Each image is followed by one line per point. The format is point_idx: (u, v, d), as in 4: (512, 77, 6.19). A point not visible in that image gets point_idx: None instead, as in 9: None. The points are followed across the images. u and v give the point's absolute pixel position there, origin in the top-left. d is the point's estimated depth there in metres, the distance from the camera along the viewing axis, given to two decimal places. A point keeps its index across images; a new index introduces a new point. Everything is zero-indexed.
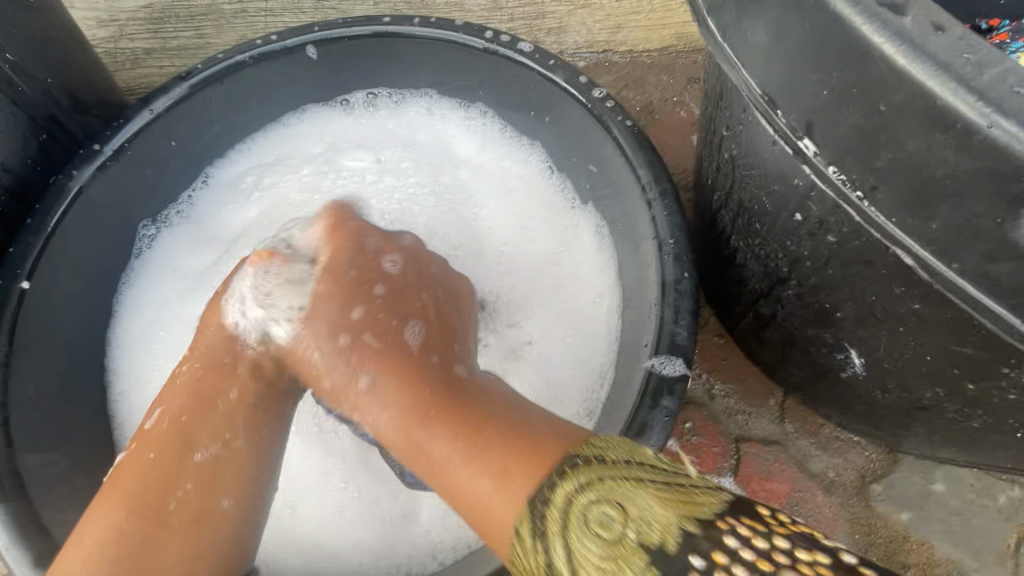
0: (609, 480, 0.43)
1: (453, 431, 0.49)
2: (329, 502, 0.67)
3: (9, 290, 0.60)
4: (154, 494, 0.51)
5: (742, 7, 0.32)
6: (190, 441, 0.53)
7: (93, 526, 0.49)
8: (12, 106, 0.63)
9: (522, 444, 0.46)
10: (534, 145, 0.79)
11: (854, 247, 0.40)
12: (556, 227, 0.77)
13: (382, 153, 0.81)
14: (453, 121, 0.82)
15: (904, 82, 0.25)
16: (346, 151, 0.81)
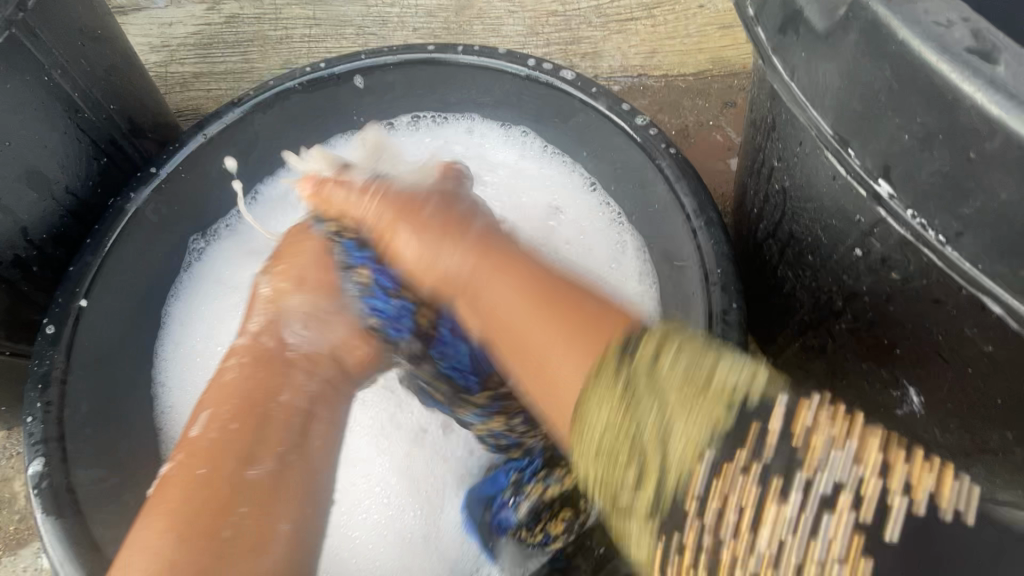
0: (684, 361, 0.37)
1: (538, 304, 0.47)
2: (375, 518, 0.68)
3: (69, 308, 0.62)
4: (205, 518, 0.46)
5: (813, 48, 0.32)
6: (244, 455, 0.50)
7: (138, 554, 0.44)
8: (79, 132, 0.66)
9: (599, 315, 0.45)
10: (577, 164, 0.79)
11: (920, 286, 0.39)
12: (600, 236, 0.76)
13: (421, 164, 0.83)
14: (493, 136, 0.83)
15: (998, 130, 0.24)
16: None
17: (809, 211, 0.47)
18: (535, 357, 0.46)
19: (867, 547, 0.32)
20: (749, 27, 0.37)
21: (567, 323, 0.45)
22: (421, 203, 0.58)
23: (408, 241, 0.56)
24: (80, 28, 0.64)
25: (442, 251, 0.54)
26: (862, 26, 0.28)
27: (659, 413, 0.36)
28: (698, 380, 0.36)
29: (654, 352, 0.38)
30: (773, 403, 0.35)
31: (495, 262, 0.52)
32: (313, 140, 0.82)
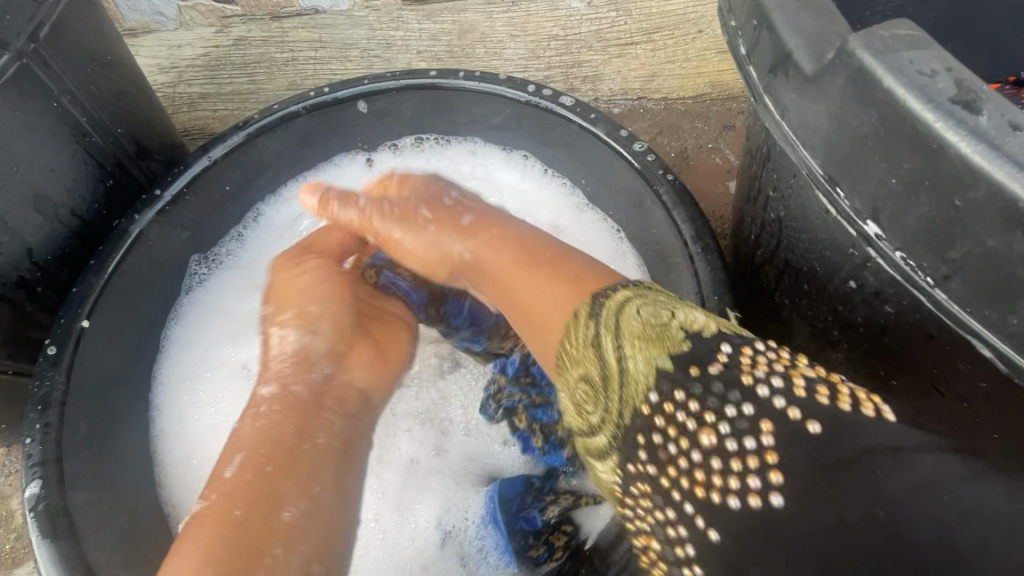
0: (646, 310, 0.44)
1: (524, 261, 0.56)
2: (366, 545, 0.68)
3: (71, 329, 0.63)
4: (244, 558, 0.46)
5: (801, 90, 0.33)
6: (278, 499, 0.50)
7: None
8: (86, 155, 0.67)
9: (589, 273, 0.51)
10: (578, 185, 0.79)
11: (914, 320, 0.39)
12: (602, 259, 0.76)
13: None
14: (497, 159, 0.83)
15: (980, 179, 0.25)
16: None
17: (804, 241, 0.48)
18: (532, 316, 0.53)
19: (811, 458, 0.36)
20: (741, 66, 0.38)
21: (539, 266, 0.54)
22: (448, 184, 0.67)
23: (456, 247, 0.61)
24: (91, 55, 0.66)
25: (441, 239, 0.63)
26: (848, 71, 0.29)
27: (621, 343, 0.44)
28: (658, 318, 0.43)
29: (629, 296, 0.46)
30: (718, 344, 0.42)
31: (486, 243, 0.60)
32: (317, 161, 0.83)
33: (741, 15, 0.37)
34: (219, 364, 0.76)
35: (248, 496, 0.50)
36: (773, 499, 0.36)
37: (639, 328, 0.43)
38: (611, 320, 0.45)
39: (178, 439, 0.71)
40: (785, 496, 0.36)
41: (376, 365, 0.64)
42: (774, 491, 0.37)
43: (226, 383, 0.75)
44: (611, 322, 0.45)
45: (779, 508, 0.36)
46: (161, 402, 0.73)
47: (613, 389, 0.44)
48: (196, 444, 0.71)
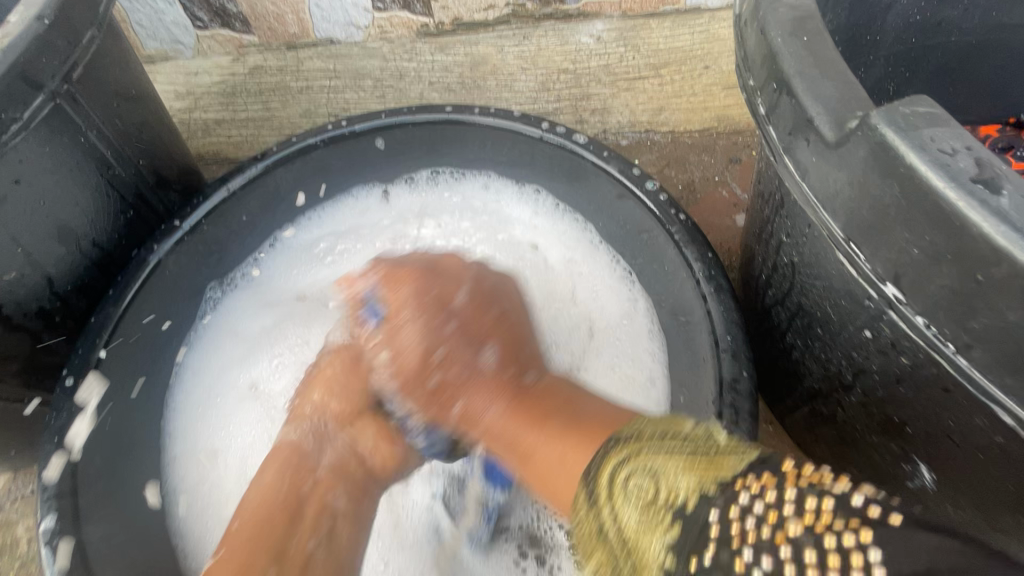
0: (634, 484, 0.43)
1: (539, 430, 0.55)
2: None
3: (88, 360, 0.64)
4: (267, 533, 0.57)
5: (821, 155, 0.34)
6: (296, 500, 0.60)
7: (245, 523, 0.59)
8: (109, 187, 0.68)
9: (599, 420, 0.52)
10: (586, 219, 0.80)
11: (929, 373, 0.40)
12: (619, 297, 0.76)
13: (441, 217, 0.86)
14: (509, 193, 0.84)
15: (1003, 260, 0.26)
16: (413, 223, 0.86)
17: (818, 287, 0.48)
18: (544, 482, 0.52)
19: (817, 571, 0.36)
20: (760, 123, 0.40)
21: (581, 433, 0.51)
22: (488, 302, 0.67)
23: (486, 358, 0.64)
24: (118, 91, 0.68)
25: (449, 342, 0.64)
26: (870, 143, 0.30)
27: (620, 526, 0.43)
28: (647, 495, 0.42)
29: (626, 460, 0.44)
30: (707, 514, 0.39)
31: (514, 406, 0.59)
32: (334, 191, 0.84)
33: (760, 76, 0.39)
34: (228, 387, 0.77)
35: (250, 541, 0.55)
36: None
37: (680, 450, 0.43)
38: (623, 498, 0.43)
39: (190, 463, 0.71)
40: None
41: (382, 438, 0.67)
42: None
43: (234, 409, 0.76)
44: (624, 500, 0.43)
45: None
46: (171, 429, 0.72)
47: (657, 514, 0.41)
48: (209, 469, 0.72)
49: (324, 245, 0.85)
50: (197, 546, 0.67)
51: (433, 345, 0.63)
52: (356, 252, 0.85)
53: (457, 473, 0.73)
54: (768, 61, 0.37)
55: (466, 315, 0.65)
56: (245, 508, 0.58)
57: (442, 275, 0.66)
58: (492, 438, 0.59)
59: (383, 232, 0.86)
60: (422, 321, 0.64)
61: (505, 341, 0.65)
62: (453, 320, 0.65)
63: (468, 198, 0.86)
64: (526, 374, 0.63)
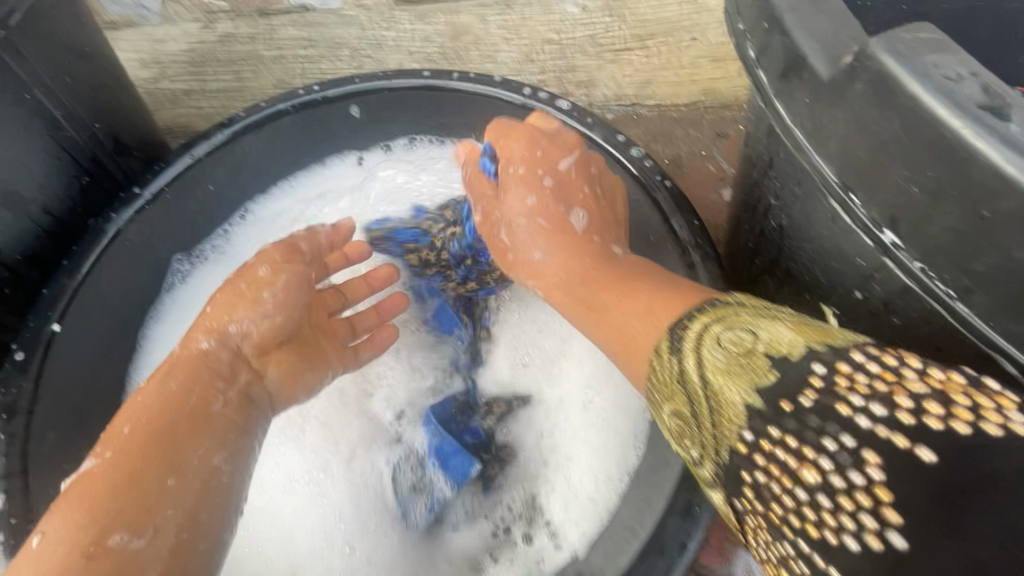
0: (728, 336, 0.43)
1: (618, 288, 0.57)
2: (335, 561, 0.66)
3: (40, 334, 0.60)
4: (160, 430, 0.52)
5: (817, 95, 0.32)
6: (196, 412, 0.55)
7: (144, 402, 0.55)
8: (60, 150, 0.64)
9: (675, 292, 0.52)
10: None
11: (923, 332, 0.38)
12: None
13: (418, 175, 0.82)
14: None
15: (1013, 191, 0.24)
16: (382, 185, 0.82)
17: (808, 251, 0.46)
18: (611, 334, 0.55)
19: (928, 489, 0.32)
20: (749, 69, 0.37)
21: (626, 283, 0.58)
22: (580, 178, 0.66)
23: (541, 241, 0.65)
24: (67, 46, 0.63)
25: (535, 213, 0.66)
26: (870, 76, 0.28)
27: (705, 371, 0.43)
28: (743, 345, 0.42)
29: (721, 322, 0.45)
30: (810, 365, 0.38)
31: (588, 269, 0.61)
32: (306, 160, 0.80)
33: (750, 18, 0.36)
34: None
35: (138, 449, 0.51)
36: (890, 534, 0.32)
37: (787, 316, 0.43)
38: (712, 344, 0.43)
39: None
40: (907, 536, 0.32)
41: (295, 373, 0.64)
42: (892, 531, 0.32)
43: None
44: (711, 346, 0.43)
45: (901, 548, 0.32)
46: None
47: (755, 363, 0.40)
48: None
49: (296, 214, 0.81)
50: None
51: (536, 214, 0.66)
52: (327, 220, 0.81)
53: (415, 447, 0.70)
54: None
55: (568, 180, 0.66)
56: (140, 414, 0.53)
57: (551, 141, 0.66)
58: (549, 285, 0.64)
59: (355, 198, 0.82)
60: (516, 177, 0.66)
61: (591, 211, 0.65)
62: (554, 179, 0.66)
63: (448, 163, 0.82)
64: (604, 244, 0.64)
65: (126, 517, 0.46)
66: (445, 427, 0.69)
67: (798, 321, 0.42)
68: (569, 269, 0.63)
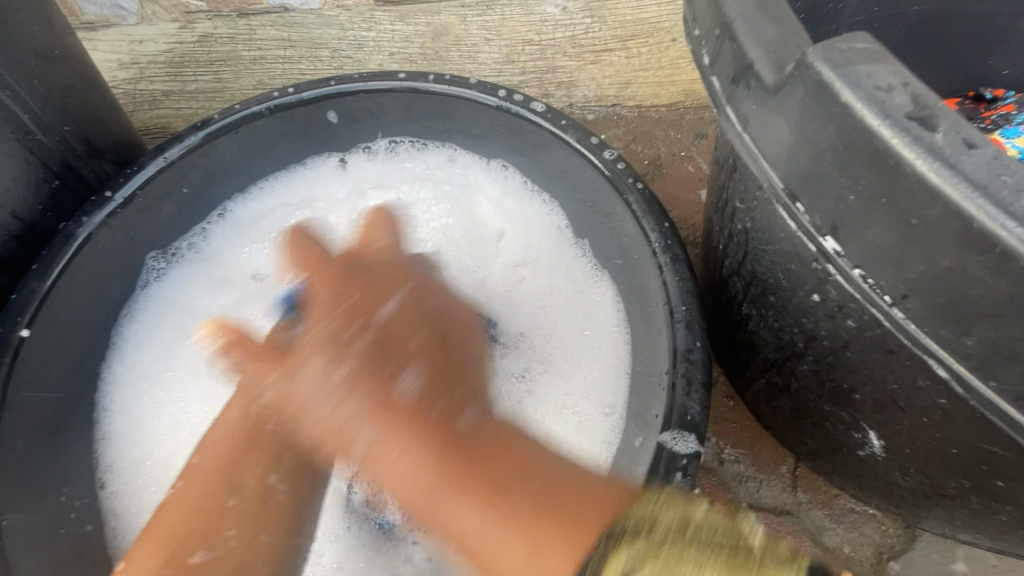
0: (670, 566, 0.37)
1: (471, 475, 0.45)
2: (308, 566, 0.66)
3: (9, 339, 0.59)
4: (239, 455, 0.53)
5: (762, 102, 0.32)
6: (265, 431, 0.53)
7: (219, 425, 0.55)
8: (28, 155, 0.64)
9: (565, 494, 0.45)
10: (554, 202, 0.78)
11: (873, 335, 0.39)
12: (578, 276, 0.75)
13: (401, 189, 0.83)
14: (476, 170, 0.81)
15: (937, 200, 0.25)
16: (369, 192, 0.82)
17: (769, 252, 0.47)
18: (469, 552, 0.45)
19: None
20: (704, 76, 0.38)
21: (495, 488, 0.45)
22: (381, 299, 0.54)
23: (405, 382, 0.50)
24: (37, 49, 0.63)
25: (345, 385, 0.49)
26: (807, 84, 0.29)
27: None
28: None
29: (643, 561, 0.38)
30: None
31: (447, 473, 0.46)
32: (284, 162, 0.80)
33: (705, 24, 0.37)
34: (173, 362, 0.73)
35: (203, 475, 0.53)
36: None
37: (700, 533, 0.39)
38: (650, 571, 0.37)
39: (130, 437, 0.69)
40: None
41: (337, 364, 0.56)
42: None
43: (181, 383, 0.72)
44: (650, 573, 0.37)
45: None
46: (113, 401, 0.70)
47: None
48: (147, 442, 0.69)
49: (279, 216, 0.81)
50: (132, 519, 0.66)
51: (342, 357, 0.50)
52: (314, 223, 0.81)
53: None
54: (713, 8, 0.35)
55: (385, 331, 0.53)
56: (206, 444, 0.55)
57: (367, 285, 0.55)
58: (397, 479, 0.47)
59: (338, 201, 0.82)
60: (327, 326, 0.51)
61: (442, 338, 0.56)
62: (359, 352, 0.50)
63: (437, 173, 0.82)
64: (444, 414, 0.49)
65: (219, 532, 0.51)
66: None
67: (715, 541, 0.38)
68: (427, 466, 0.46)
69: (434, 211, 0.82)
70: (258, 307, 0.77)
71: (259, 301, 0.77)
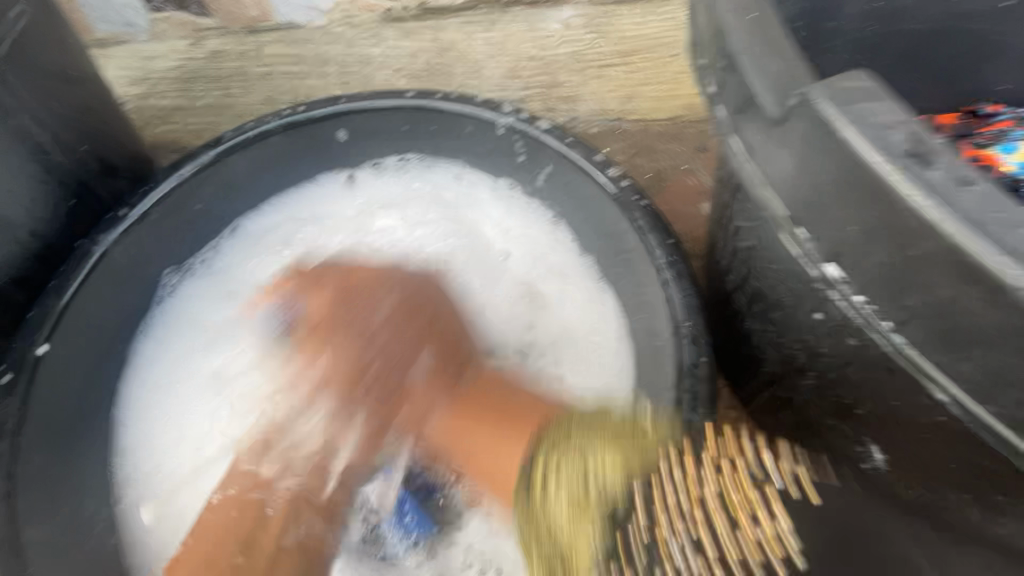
0: (563, 472, 0.50)
1: (496, 429, 0.62)
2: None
3: (25, 357, 0.61)
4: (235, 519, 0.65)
5: (766, 131, 0.34)
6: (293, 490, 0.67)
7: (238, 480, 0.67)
8: (47, 175, 0.65)
9: (527, 415, 0.63)
10: (562, 222, 0.78)
11: (875, 354, 0.40)
12: (585, 294, 0.76)
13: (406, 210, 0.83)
14: (483, 188, 0.82)
15: (932, 233, 0.27)
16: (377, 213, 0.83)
17: (773, 271, 0.48)
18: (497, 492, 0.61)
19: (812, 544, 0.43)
20: (711, 104, 0.39)
21: (503, 417, 0.63)
22: (420, 310, 0.70)
23: (422, 364, 0.68)
24: (55, 72, 0.64)
25: (354, 411, 0.67)
26: (809, 118, 0.30)
27: (555, 534, 0.47)
28: (578, 485, 0.48)
29: (550, 458, 0.51)
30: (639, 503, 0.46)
31: (455, 410, 0.67)
32: (294, 178, 0.81)
33: (708, 54, 0.38)
34: (186, 377, 0.74)
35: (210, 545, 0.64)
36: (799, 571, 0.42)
37: (604, 433, 0.52)
38: (549, 485, 0.49)
39: (143, 454, 0.70)
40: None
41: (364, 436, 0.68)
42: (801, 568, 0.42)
43: (193, 398, 0.73)
44: (549, 491, 0.49)
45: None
46: (126, 418, 0.71)
47: (586, 506, 0.47)
48: (160, 459, 0.70)
49: (285, 231, 0.81)
50: (146, 536, 0.67)
51: (359, 404, 0.67)
52: (321, 240, 0.82)
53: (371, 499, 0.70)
54: (715, 41, 0.37)
55: (377, 369, 0.68)
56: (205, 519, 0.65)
57: (351, 306, 0.68)
58: (438, 447, 0.67)
59: (347, 220, 0.83)
60: (334, 392, 0.67)
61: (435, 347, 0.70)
62: (376, 355, 0.67)
63: (443, 194, 0.83)
64: (469, 374, 0.69)
65: (258, 542, 0.65)
66: (406, 476, 0.69)
67: (612, 436, 0.51)
68: (453, 413, 0.66)
69: (438, 230, 0.82)
70: (268, 324, 0.77)
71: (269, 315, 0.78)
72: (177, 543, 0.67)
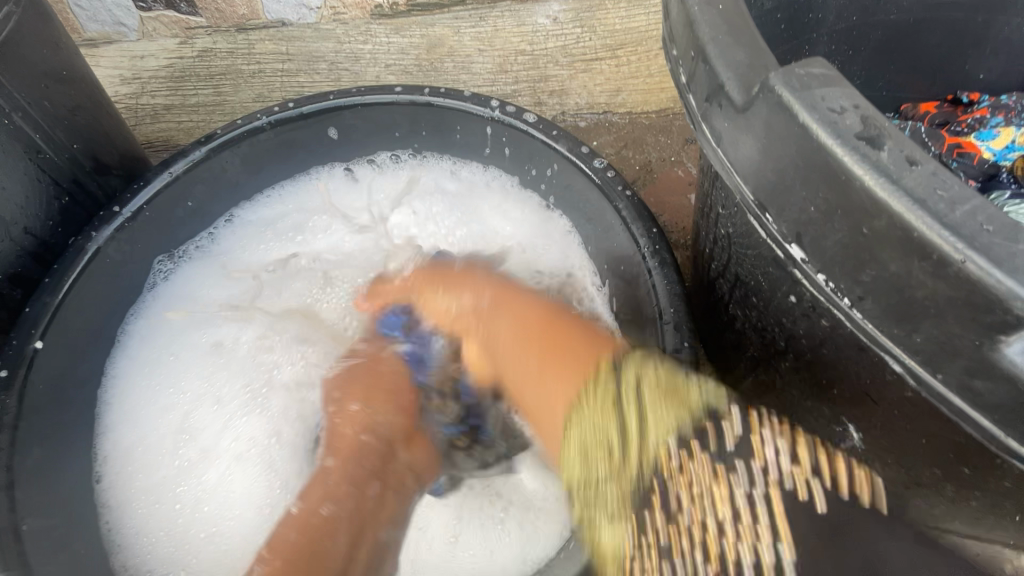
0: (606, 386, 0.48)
1: (539, 344, 0.58)
2: None
3: (23, 351, 0.61)
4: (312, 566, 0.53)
5: (733, 119, 0.35)
6: (363, 505, 0.58)
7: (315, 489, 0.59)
8: (39, 172, 0.66)
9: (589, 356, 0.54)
10: (557, 216, 0.79)
11: (845, 334, 0.41)
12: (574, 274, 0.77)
13: (417, 205, 0.85)
14: (480, 182, 0.84)
15: (883, 212, 0.28)
16: (390, 209, 0.85)
17: (751, 256, 0.49)
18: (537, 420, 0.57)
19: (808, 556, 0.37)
20: (682, 94, 0.40)
21: (556, 351, 0.57)
22: (492, 274, 0.70)
23: (467, 302, 0.67)
24: (45, 71, 0.65)
25: (456, 308, 0.67)
26: (770, 104, 0.32)
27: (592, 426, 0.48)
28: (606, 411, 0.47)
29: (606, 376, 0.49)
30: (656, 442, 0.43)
31: (528, 329, 0.61)
32: (287, 172, 0.83)
33: (681, 45, 0.39)
34: (182, 349, 0.75)
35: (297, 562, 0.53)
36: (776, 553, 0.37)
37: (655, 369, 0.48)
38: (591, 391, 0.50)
39: (129, 428, 0.71)
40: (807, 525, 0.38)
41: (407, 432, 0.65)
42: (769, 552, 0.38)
43: (185, 366, 0.75)
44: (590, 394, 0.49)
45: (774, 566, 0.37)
46: (116, 393, 0.72)
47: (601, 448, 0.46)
48: (144, 434, 0.71)
49: (294, 219, 0.84)
50: (121, 513, 0.67)
51: (481, 306, 0.66)
52: (330, 228, 0.84)
53: None
54: (686, 32, 0.38)
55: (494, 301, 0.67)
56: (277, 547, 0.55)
57: (480, 273, 0.71)
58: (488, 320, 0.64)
59: (358, 212, 0.85)
60: (453, 300, 0.68)
61: (432, 284, 0.70)
62: (466, 332, 0.66)
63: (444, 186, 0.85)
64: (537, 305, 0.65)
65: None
66: None
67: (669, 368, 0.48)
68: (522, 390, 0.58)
69: (441, 216, 0.84)
70: (269, 295, 0.80)
71: (273, 293, 0.80)
72: (154, 520, 0.68)
